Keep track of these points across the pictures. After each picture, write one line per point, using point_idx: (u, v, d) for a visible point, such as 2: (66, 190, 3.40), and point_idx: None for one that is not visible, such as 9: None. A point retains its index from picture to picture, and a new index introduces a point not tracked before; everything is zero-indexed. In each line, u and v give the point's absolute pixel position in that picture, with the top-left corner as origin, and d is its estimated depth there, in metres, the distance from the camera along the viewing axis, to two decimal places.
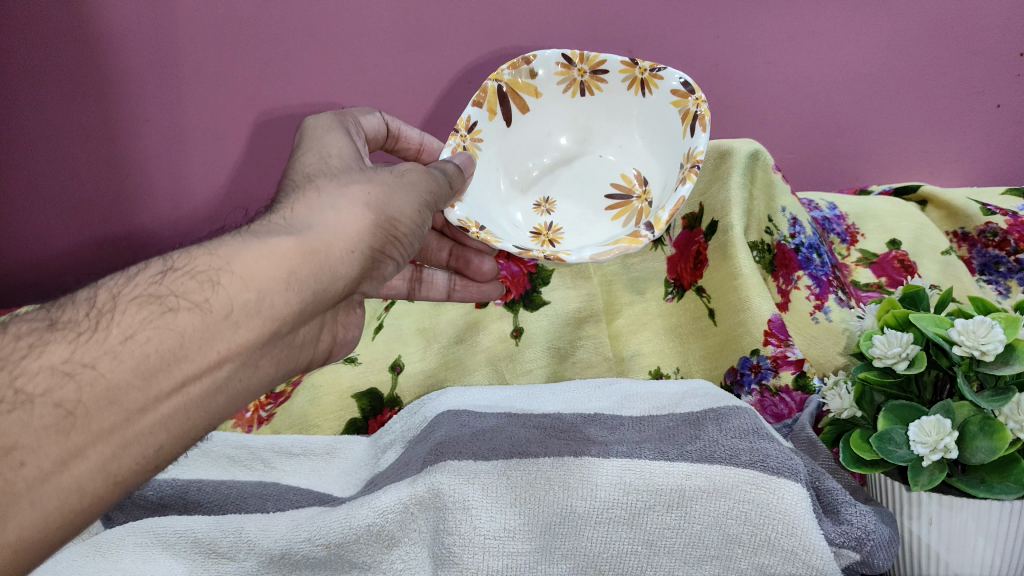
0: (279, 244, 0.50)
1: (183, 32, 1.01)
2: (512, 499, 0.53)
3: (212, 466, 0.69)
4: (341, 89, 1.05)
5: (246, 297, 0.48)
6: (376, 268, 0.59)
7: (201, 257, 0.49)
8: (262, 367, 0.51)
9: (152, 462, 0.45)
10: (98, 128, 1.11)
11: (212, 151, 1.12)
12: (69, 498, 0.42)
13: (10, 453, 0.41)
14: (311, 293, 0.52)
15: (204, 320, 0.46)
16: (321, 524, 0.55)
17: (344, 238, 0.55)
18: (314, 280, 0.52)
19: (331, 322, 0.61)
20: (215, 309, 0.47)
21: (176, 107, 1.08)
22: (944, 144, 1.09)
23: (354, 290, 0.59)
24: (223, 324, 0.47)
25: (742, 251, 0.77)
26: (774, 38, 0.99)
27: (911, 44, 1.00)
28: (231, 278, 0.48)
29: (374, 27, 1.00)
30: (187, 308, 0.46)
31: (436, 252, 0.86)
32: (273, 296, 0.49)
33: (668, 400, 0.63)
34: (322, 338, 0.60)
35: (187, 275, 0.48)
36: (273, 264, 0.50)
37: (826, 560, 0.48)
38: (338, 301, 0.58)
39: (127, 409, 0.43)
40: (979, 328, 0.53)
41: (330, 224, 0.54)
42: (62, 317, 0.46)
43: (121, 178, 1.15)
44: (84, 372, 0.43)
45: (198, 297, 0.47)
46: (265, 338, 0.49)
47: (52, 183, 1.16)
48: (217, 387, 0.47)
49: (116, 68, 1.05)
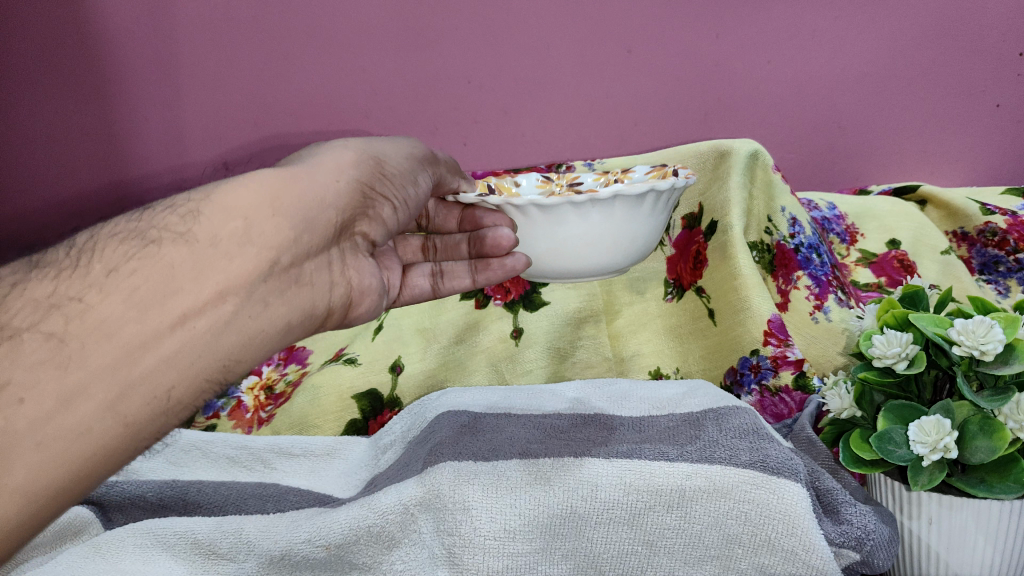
0: (255, 176, 0.52)
1: (210, 34, 1.10)
2: (512, 501, 0.53)
3: (213, 467, 0.69)
4: (348, 86, 1.09)
5: (232, 226, 0.48)
6: (370, 206, 0.61)
7: (181, 198, 0.50)
8: (271, 308, 0.50)
9: (163, 406, 0.44)
10: (100, 126, 1.19)
11: (210, 148, 1.17)
12: (75, 440, 0.40)
13: (5, 390, 0.39)
14: (300, 220, 0.52)
15: (191, 250, 0.47)
16: (320, 525, 0.55)
17: (328, 170, 0.56)
18: (300, 207, 0.52)
19: (344, 268, 0.60)
20: (199, 238, 0.47)
21: (176, 106, 1.15)
22: (947, 144, 1.08)
23: (351, 227, 0.59)
24: (211, 251, 0.47)
25: (742, 250, 0.77)
26: (775, 37, 1.02)
27: (909, 44, 1.02)
28: (210, 209, 0.49)
29: (377, 28, 1.06)
30: (170, 240, 0.47)
31: (456, 245, 0.79)
32: (261, 224, 0.50)
33: (667, 399, 0.63)
34: (335, 285, 0.58)
35: (167, 211, 0.48)
36: (252, 194, 0.50)
37: (826, 560, 0.48)
38: (340, 233, 0.58)
39: (126, 343, 0.43)
40: (979, 327, 0.53)
41: (314, 164, 0.56)
42: (44, 258, 0.46)
43: (121, 174, 1.21)
44: (71, 305, 0.43)
45: (180, 228, 0.47)
46: (263, 271, 0.49)
47: (65, 174, 1.23)
48: (224, 324, 0.47)
49: (139, 67, 1.14)
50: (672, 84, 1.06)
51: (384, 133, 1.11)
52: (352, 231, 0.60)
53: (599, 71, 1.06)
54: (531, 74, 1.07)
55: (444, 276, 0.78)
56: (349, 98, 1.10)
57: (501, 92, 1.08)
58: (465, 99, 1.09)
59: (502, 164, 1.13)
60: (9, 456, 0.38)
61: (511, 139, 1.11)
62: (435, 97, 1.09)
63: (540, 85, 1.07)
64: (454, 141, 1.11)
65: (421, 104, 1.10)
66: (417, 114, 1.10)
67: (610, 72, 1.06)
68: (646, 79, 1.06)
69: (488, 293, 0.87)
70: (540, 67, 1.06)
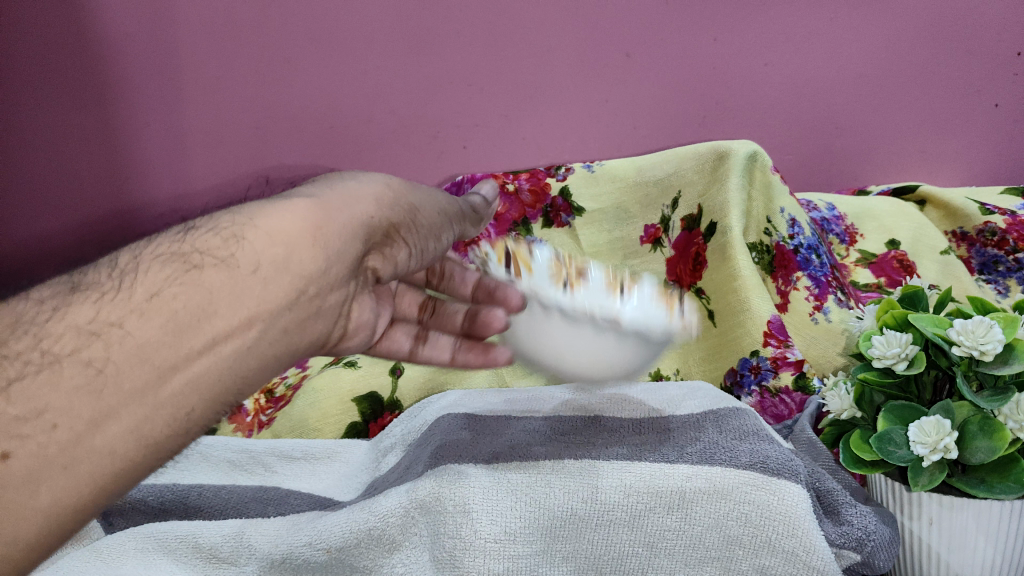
0: (298, 203, 0.45)
1: (206, 34, 1.08)
2: (512, 504, 0.52)
3: (212, 471, 0.69)
4: (347, 89, 1.09)
5: (275, 253, 0.42)
6: (387, 243, 0.51)
7: (224, 216, 0.44)
8: (291, 338, 0.45)
9: (183, 426, 0.40)
10: (98, 131, 1.15)
11: (212, 155, 1.15)
12: (102, 461, 0.38)
13: (41, 415, 0.37)
14: (337, 254, 0.45)
15: (231, 277, 0.41)
16: (321, 529, 0.55)
17: (362, 205, 0.48)
18: (338, 241, 0.45)
19: (362, 306, 0.53)
20: (242, 265, 0.42)
21: (176, 110, 1.12)
22: (944, 144, 1.08)
23: (365, 261, 0.49)
24: (249, 279, 0.41)
25: (741, 251, 0.78)
26: (774, 38, 1.02)
27: (908, 45, 1.02)
28: (256, 233, 0.42)
29: (376, 30, 1.06)
30: (212, 265, 0.41)
31: (452, 315, 0.66)
32: (301, 252, 0.43)
33: (664, 401, 0.63)
34: (340, 321, 0.50)
35: (210, 232, 0.43)
36: (294, 221, 0.44)
37: (826, 560, 0.48)
38: (359, 266, 0.49)
39: (157, 366, 0.39)
40: (979, 328, 0.53)
41: (352, 192, 0.49)
42: (85, 278, 0.41)
43: (120, 182, 1.17)
44: (111, 331, 0.39)
45: (222, 252, 0.42)
46: (291, 303, 0.43)
47: (53, 186, 1.18)
48: (249, 351, 0.42)
49: (132, 69, 1.11)
50: (671, 85, 1.06)
51: (385, 137, 1.12)
52: (364, 266, 0.50)
53: (598, 73, 1.06)
54: (529, 76, 1.07)
55: (428, 341, 0.65)
56: (347, 99, 1.09)
57: (500, 95, 1.08)
58: (465, 102, 1.09)
59: (502, 167, 1.13)
60: (38, 478, 0.36)
61: (510, 142, 1.11)
62: (435, 100, 1.09)
63: (538, 87, 1.08)
64: (454, 144, 1.11)
65: (422, 107, 1.10)
66: (417, 116, 1.10)
67: (608, 73, 1.06)
68: (645, 81, 1.06)
69: None
70: (539, 69, 1.07)
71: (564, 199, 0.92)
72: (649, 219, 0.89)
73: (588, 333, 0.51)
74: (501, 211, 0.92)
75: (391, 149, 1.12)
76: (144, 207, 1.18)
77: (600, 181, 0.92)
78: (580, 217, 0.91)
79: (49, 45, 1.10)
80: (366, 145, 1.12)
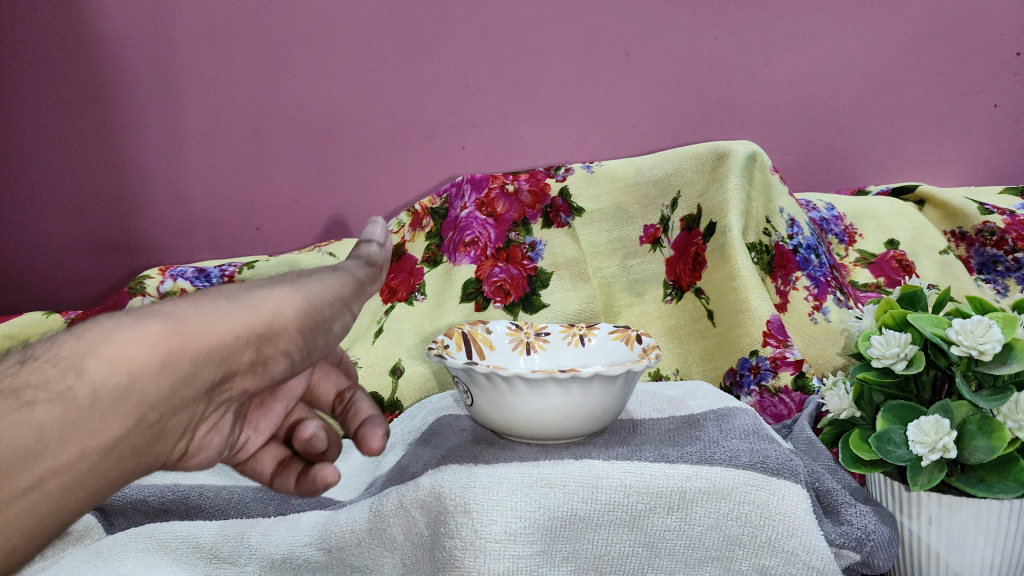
0: (145, 328, 0.35)
1: (209, 35, 1.09)
2: (512, 504, 0.51)
3: (213, 471, 0.70)
4: (347, 89, 1.09)
5: (116, 383, 0.34)
6: (257, 364, 0.39)
7: (67, 341, 0.35)
8: (121, 469, 0.35)
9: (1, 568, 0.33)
10: (96, 131, 1.15)
11: (211, 156, 1.13)
12: None
13: None
14: (188, 381, 0.36)
15: (64, 413, 0.33)
16: (322, 529, 0.55)
17: (232, 321, 0.37)
18: (193, 366, 0.36)
19: (216, 423, 0.42)
20: (78, 397, 0.33)
21: (174, 111, 1.12)
22: (946, 144, 1.07)
23: (223, 385, 0.39)
24: (88, 412, 0.33)
25: (740, 252, 0.78)
26: (771, 39, 1.04)
27: (905, 46, 1.04)
28: (99, 362, 0.34)
29: (375, 31, 1.07)
30: (42, 402, 0.32)
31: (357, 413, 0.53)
32: (144, 382, 0.34)
33: (667, 401, 0.65)
34: (187, 437, 0.40)
35: (46, 361, 0.34)
36: (142, 348, 0.34)
37: (826, 560, 0.49)
38: (211, 391, 0.38)
39: None
40: (977, 327, 0.53)
41: (223, 310, 0.37)
42: None
43: (116, 183, 1.16)
44: None
45: (58, 385, 0.33)
46: (131, 434, 0.35)
47: (52, 187, 1.17)
48: (80, 488, 0.34)
49: (134, 70, 1.11)
50: (670, 86, 1.06)
51: (382, 136, 1.10)
52: (221, 389, 0.39)
53: (599, 73, 1.06)
54: (529, 76, 1.07)
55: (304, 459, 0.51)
56: (347, 99, 1.10)
57: (499, 94, 1.08)
58: (463, 102, 1.08)
59: (501, 167, 1.11)
60: None
61: (509, 142, 1.10)
62: (433, 100, 1.09)
63: (538, 87, 1.07)
64: (452, 145, 1.10)
65: (420, 106, 1.09)
66: (415, 116, 1.09)
67: (607, 74, 1.06)
68: (644, 81, 1.06)
69: (488, 295, 0.88)
70: (538, 70, 1.07)
71: (563, 199, 0.92)
72: (649, 219, 0.89)
73: (556, 393, 0.54)
74: (501, 212, 0.93)
75: (389, 149, 1.11)
76: (139, 208, 1.16)
77: (598, 181, 0.92)
78: (579, 217, 0.91)
79: (52, 45, 1.12)
80: (363, 145, 1.11)
